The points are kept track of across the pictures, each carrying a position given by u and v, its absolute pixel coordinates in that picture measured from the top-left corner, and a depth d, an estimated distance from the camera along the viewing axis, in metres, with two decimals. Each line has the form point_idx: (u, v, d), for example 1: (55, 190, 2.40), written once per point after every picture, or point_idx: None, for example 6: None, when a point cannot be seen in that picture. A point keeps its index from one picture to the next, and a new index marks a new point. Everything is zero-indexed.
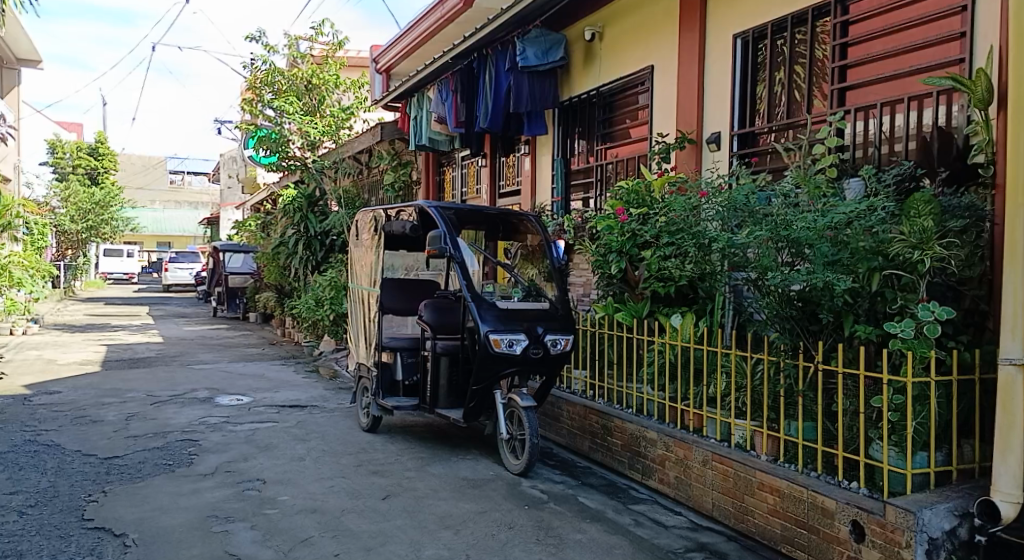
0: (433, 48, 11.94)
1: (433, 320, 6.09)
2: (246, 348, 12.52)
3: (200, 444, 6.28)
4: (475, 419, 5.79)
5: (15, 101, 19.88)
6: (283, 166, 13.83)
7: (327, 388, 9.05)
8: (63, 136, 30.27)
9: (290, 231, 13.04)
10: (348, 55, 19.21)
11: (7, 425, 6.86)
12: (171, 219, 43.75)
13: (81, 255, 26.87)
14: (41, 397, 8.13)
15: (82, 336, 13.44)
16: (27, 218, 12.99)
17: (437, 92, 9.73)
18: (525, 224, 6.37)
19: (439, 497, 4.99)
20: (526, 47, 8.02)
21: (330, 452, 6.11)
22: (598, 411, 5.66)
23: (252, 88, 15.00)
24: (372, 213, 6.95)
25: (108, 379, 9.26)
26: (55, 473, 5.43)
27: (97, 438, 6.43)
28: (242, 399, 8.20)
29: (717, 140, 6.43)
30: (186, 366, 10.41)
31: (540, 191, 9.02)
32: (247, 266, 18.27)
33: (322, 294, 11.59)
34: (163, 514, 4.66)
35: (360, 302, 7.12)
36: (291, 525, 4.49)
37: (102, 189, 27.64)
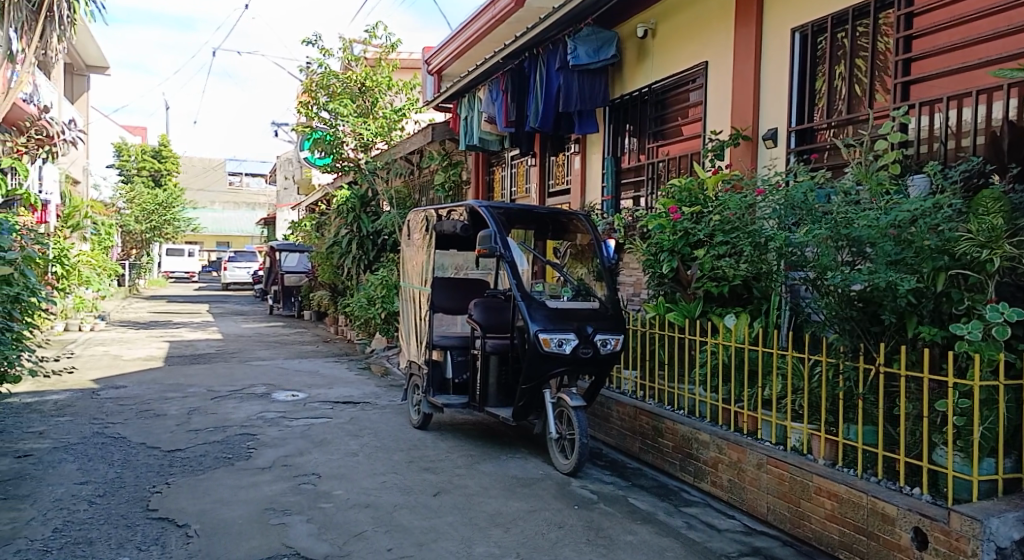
0: (484, 49, 12.00)
1: (482, 319, 6.12)
2: (302, 345, 12.79)
3: (258, 439, 6.43)
4: (525, 417, 5.79)
5: (84, 106, 20.66)
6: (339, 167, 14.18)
7: (379, 385, 9.18)
8: (128, 140, 31.35)
9: (344, 231, 13.26)
10: (401, 57, 19.46)
11: (77, 418, 7.14)
12: (230, 220, 44.95)
13: (145, 254, 27.79)
14: (108, 391, 8.44)
15: (146, 332, 13.90)
16: (95, 219, 13.49)
17: (488, 92, 9.77)
18: (575, 223, 6.36)
19: (489, 495, 5.02)
20: (577, 45, 7.99)
21: (382, 448, 6.19)
22: (649, 412, 5.60)
23: (308, 91, 15.31)
24: (423, 213, 7.02)
25: (171, 374, 9.56)
26: (122, 465, 5.63)
27: (161, 431, 6.64)
28: (297, 395, 8.37)
29: (774, 136, 6.29)
30: (244, 362, 10.67)
31: (590, 190, 8.98)
32: (303, 265, 18.66)
33: (374, 293, 11.74)
34: (223, 506, 4.78)
35: (411, 301, 7.19)
36: (346, 520, 4.57)
37: (165, 191, 28.56)
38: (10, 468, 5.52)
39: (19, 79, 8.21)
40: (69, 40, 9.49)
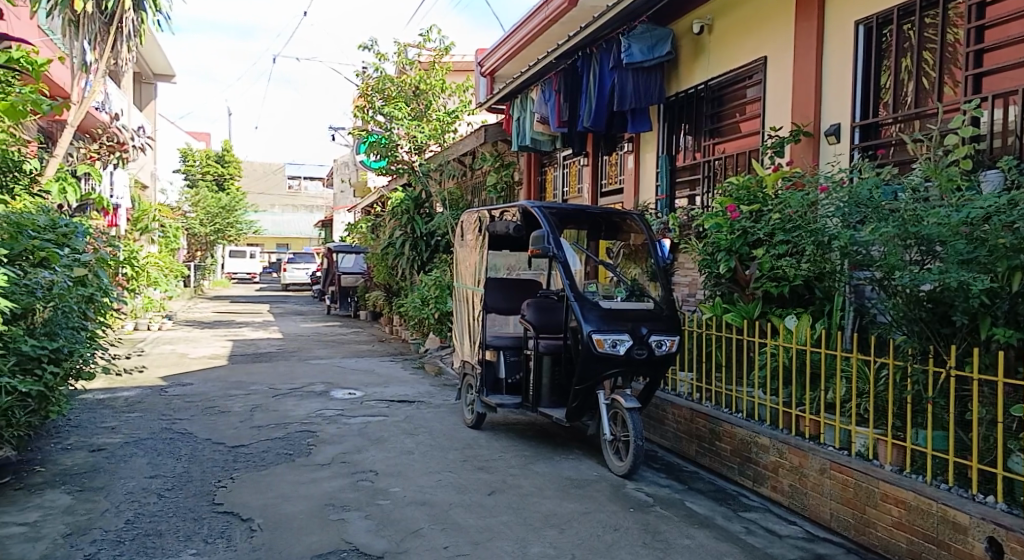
0: (537, 50, 12.00)
1: (536, 320, 6.11)
2: (358, 344, 13.01)
3: (317, 436, 6.56)
4: (579, 418, 5.76)
5: (152, 113, 21.41)
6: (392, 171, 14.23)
7: (433, 384, 9.27)
8: (193, 147, 32.37)
9: (398, 232, 13.44)
10: (454, 60, 19.64)
11: (147, 414, 7.40)
12: (289, 222, 46.04)
13: (209, 256, 28.67)
14: (175, 388, 8.72)
15: (211, 331, 14.33)
16: (163, 221, 13.96)
17: (541, 92, 9.77)
18: (629, 223, 6.32)
19: (544, 495, 5.01)
20: (631, 43, 7.90)
21: (437, 447, 6.25)
22: (706, 415, 5.52)
23: (364, 95, 15.57)
24: (477, 214, 7.07)
25: (234, 372, 9.83)
26: (189, 460, 5.81)
27: (226, 427, 6.84)
28: (355, 393, 8.52)
29: (837, 132, 6.11)
30: (303, 361, 10.91)
31: (644, 190, 8.88)
32: (358, 266, 18.98)
33: (428, 293, 11.85)
34: (285, 501, 4.89)
35: (465, 302, 7.24)
36: (402, 517, 4.62)
37: (228, 195, 29.44)
38: (86, 461, 5.75)
39: (93, 88, 8.56)
40: (138, 48, 9.80)
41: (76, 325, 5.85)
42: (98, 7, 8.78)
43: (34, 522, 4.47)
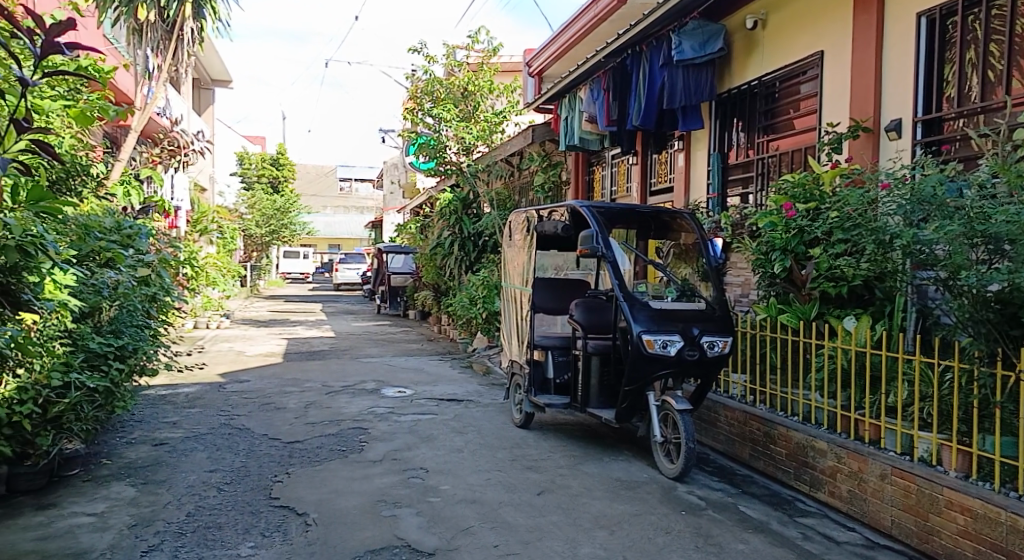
0: (585, 49, 11.95)
1: (584, 320, 6.07)
2: (408, 343, 13.14)
3: (369, 433, 6.65)
4: (628, 420, 5.71)
5: (211, 118, 22.01)
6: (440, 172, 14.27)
7: (481, 383, 9.31)
8: (248, 150, 33.17)
9: (446, 233, 13.53)
10: (502, 60, 19.71)
11: (207, 409, 7.61)
12: (340, 223, 46.81)
13: (264, 257, 29.33)
14: (233, 384, 8.95)
15: (266, 330, 14.66)
16: (221, 223, 14.33)
17: (589, 91, 9.72)
18: (679, 222, 6.24)
19: (593, 496, 4.99)
20: (681, 40, 7.80)
21: (486, 446, 6.27)
22: (759, 418, 5.42)
23: (413, 97, 15.72)
24: (524, 214, 7.07)
25: (288, 369, 10.04)
26: (247, 454, 5.95)
27: (281, 423, 6.98)
28: (405, 391, 8.61)
29: (897, 127, 5.93)
30: (355, 359, 11.07)
31: (695, 188, 8.77)
32: (408, 266, 19.20)
33: (475, 293, 11.90)
34: (338, 496, 4.97)
35: (512, 301, 7.25)
36: (453, 515, 4.65)
37: (282, 197, 30.09)
38: (149, 455, 5.94)
39: (155, 94, 8.83)
40: (197, 54, 10.07)
41: (140, 324, 6.06)
42: (160, 15, 9.06)
43: (102, 513, 4.63)
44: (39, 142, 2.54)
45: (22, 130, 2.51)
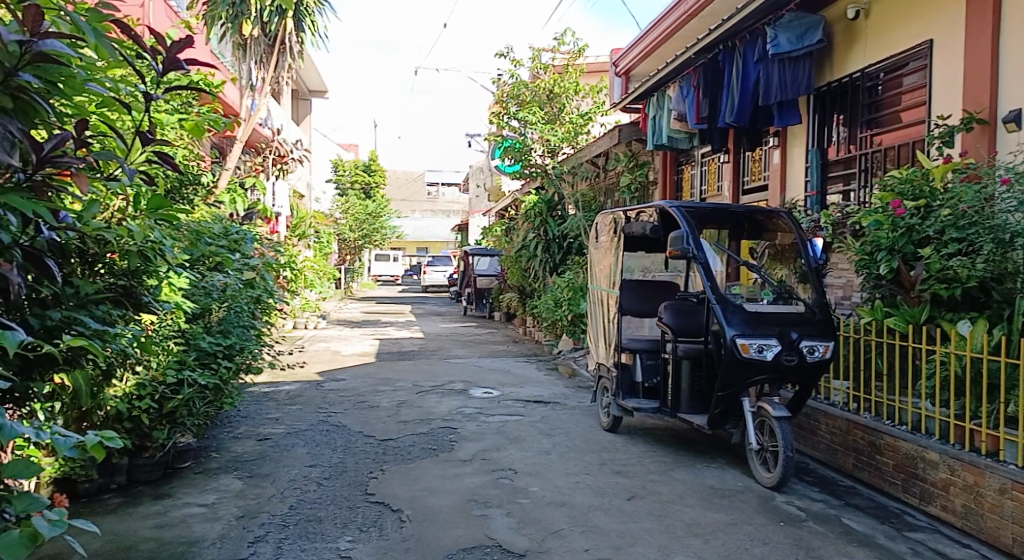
0: (674, 46, 11.75)
1: (674, 323, 5.96)
2: (494, 345, 13.25)
3: (459, 432, 6.74)
4: (722, 426, 5.56)
5: (308, 128, 22.86)
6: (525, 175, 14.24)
7: (568, 385, 9.28)
8: (341, 157, 34.24)
9: (531, 235, 13.59)
10: (587, 61, 19.63)
11: (306, 406, 7.89)
12: (427, 226, 47.77)
13: (356, 260, 30.22)
14: (330, 382, 9.26)
15: (360, 331, 15.10)
16: (318, 228, 14.84)
17: (679, 89, 9.59)
18: (775, 222, 6.03)
19: (686, 504, 4.89)
20: (778, 33, 7.53)
21: (575, 449, 6.25)
22: (863, 426, 5.20)
23: (499, 101, 15.84)
24: (612, 215, 7.02)
25: (381, 369, 10.29)
26: (344, 451, 6.14)
27: (375, 421, 7.16)
28: (492, 392, 8.67)
29: (1016, 119, 5.59)
30: (443, 359, 11.26)
31: (791, 187, 8.49)
32: (493, 268, 19.40)
33: (561, 295, 11.86)
34: (431, 494, 5.06)
35: (599, 304, 7.19)
36: (543, 517, 4.65)
37: (373, 202, 30.93)
38: (254, 449, 6.20)
39: (258, 106, 9.23)
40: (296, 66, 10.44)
41: (246, 324, 6.34)
42: (263, 30, 9.46)
43: (212, 504, 4.88)
44: (161, 153, 2.72)
45: (147, 142, 2.68)
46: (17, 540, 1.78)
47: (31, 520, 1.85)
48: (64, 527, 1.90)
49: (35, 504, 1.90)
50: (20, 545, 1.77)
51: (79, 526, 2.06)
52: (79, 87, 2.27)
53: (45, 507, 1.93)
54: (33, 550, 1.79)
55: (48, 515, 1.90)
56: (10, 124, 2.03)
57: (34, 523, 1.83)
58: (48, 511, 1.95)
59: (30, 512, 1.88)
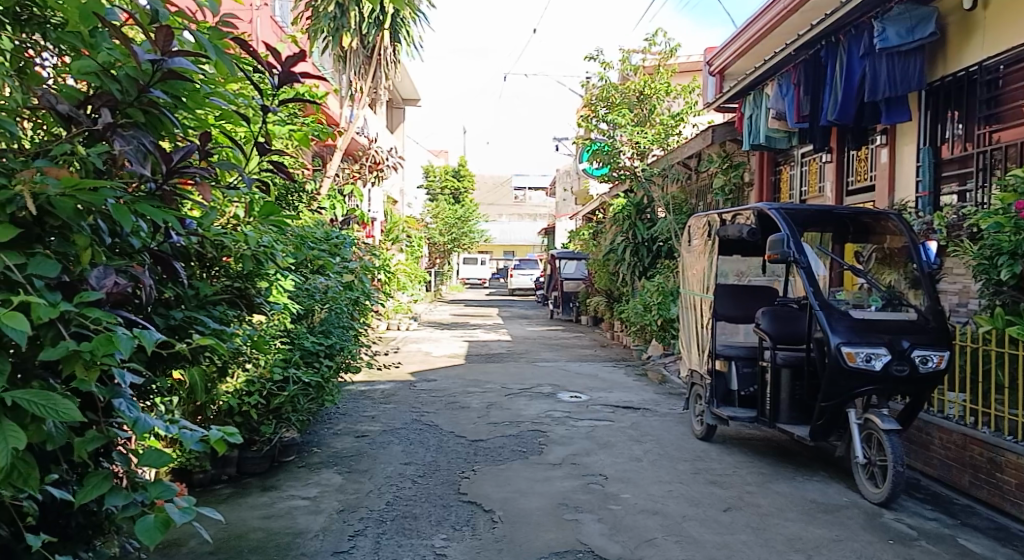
0: (772, 43, 11.41)
1: (771, 329, 5.78)
2: (582, 349, 13.19)
3: (548, 436, 6.74)
4: (825, 438, 5.31)
5: (401, 135, 23.41)
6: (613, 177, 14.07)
7: (658, 391, 9.14)
8: (432, 163, 34.87)
9: (619, 238, 13.52)
10: (679, 61, 19.29)
11: (399, 405, 8.09)
12: (515, 230, 48.08)
13: (445, 264, 30.72)
14: (422, 383, 9.45)
15: (449, 333, 15.34)
16: (410, 232, 15.18)
17: (777, 87, 9.32)
18: (884, 224, 5.76)
19: (786, 517, 4.72)
20: (885, 27, 7.20)
21: (666, 456, 6.14)
22: (982, 442, 4.90)
23: (588, 105, 15.51)
24: (706, 218, 6.90)
25: (470, 371, 10.42)
26: (436, 450, 6.25)
27: (466, 422, 7.26)
28: (580, 397, 8.63)
29: None
30: (531, 363, 11.29)
31: (900, 187, 8.09)
32: (580, 272, 19.33)
33: (650, 299, 11.69)
34: (522, 496, 5.08)
35: (693, 309, 7.06)
36: (635, 524, 4.60)
37: (462, 206, 31.37)
38: (352, 445, 6.40)
39: (356, 116, 9.52)
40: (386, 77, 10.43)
41: (345, 325, 6.56)
42: (361, 42, 9.75)
43: (314, 497, 5.06)
44: (277, 162, 2.91)
45: (263, 153, 2.88)
46: (153, 524, 1.91)
47: (164, 506, 1.97)
48: (194, 513, 2.01)
49: (167, 491, 2.00)
50: (154, 529, 1.90)
51: (207, 513, 2.17)
52: (202, 100, 2.38)
53: (176, 494, 2.04)
54: (166, 535, 1.91)
55: (178, 502, 2.01)
56: (143, 137, 2.21)
57: (167, 508, 1.95)
58: (179, 496, 2.07)
59: (162, 498, 1.98)
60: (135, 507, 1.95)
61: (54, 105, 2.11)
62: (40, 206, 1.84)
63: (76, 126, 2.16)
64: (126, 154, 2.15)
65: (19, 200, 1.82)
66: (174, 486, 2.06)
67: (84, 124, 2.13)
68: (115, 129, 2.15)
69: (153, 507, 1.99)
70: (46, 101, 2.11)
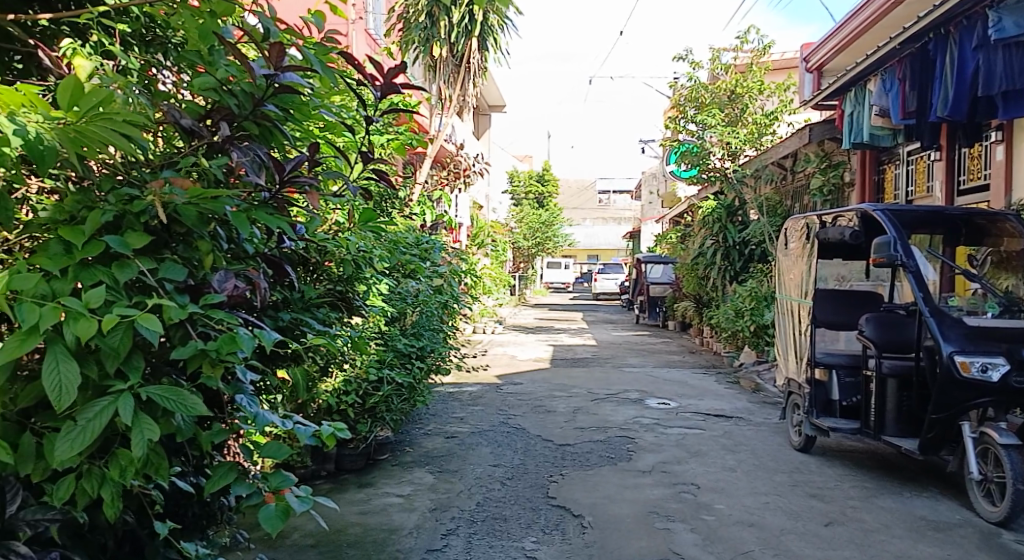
0: (875, 37, 10.92)
1: (876, 336, 5.53)
2: (670, 355, 12.98)
3: (637, 442, 6.67)
4: (935, 453, 5.01)
5: (486, 141, 23.68)
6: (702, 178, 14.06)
7: (751, 400, 8.89)
8: (518, 168, 35.08)
9: (709, 242, 13.39)
10: (772, 59, 18.73)
11: (487, 407, 8.18)
12: (600, 235, 47.89)
13: (530, 268, 30.83)
14: (508, 386, 9.52)
15: (534, 336, 15.40)
16: (496, 237, 15.32)
17: (881, 82, 8.93)
18: (1001, 226, 5.43)
19: (892, 534, 4.51)
20: (1001, 16, 6.58)
21: (762, 467, 5.97)
22: None
23: (676, 106, 15.08)
24: (804, 220, 6.66)
25: (556, 375, 10.42)
26: (524, 453, 6.28)
27: (553, 426, 7.27)
28: (669, 404, 8.49)
29: None
30: (618, 368, 11.20)
31: (1019, 185, 7.61)
32: (668, 276, 19.03)
33: (742, 304, 11.39)
34: (612, 502, 5.04)
35: (790, 315, 6.84)
36: (730, 535, 4.49)
37: (547, 211, 31.42)
38: (442, 446, 6.51)
39: (445, 124, 9.69)
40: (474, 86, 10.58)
41: (435, 327, 6.69)
42: (451, 51, 9.92)
43: (407, 495, 5.18)
44: (379, 170, 3.03)
45: (367, 161, 3.01)
46: (274, 513, 1.99)
47: (283, 496, 2.06)
48: (310, 503, 2.10)
49: (285, 481, 2.09)
50: (276, 517, 1.98)
51: (323, 502, 2.26)
52: (309, 112, 2.52)
53: (294, 484, 2.12)
54: (286, 523, 1.99)
55: (296, 492, 2.10)
56: (259, 149, 2.32)
57: (286, 498, 2.04)
58: (295, 487, 2.16)
59: (281, 488, 2.07)
60: (257, 497, 2.06)
61: (177, 119, 2.25)
62: (169, 215, 1.98)
63: (197, 139, 2.29)
64: (243, 165, 2.27)
65: (151, 210, 1.96)
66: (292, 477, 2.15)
67: (206, 137, 2.26)
68: (232, 141, 2.29)
69: (272, 497, 2.09)
70: (171, 116, 2.24)
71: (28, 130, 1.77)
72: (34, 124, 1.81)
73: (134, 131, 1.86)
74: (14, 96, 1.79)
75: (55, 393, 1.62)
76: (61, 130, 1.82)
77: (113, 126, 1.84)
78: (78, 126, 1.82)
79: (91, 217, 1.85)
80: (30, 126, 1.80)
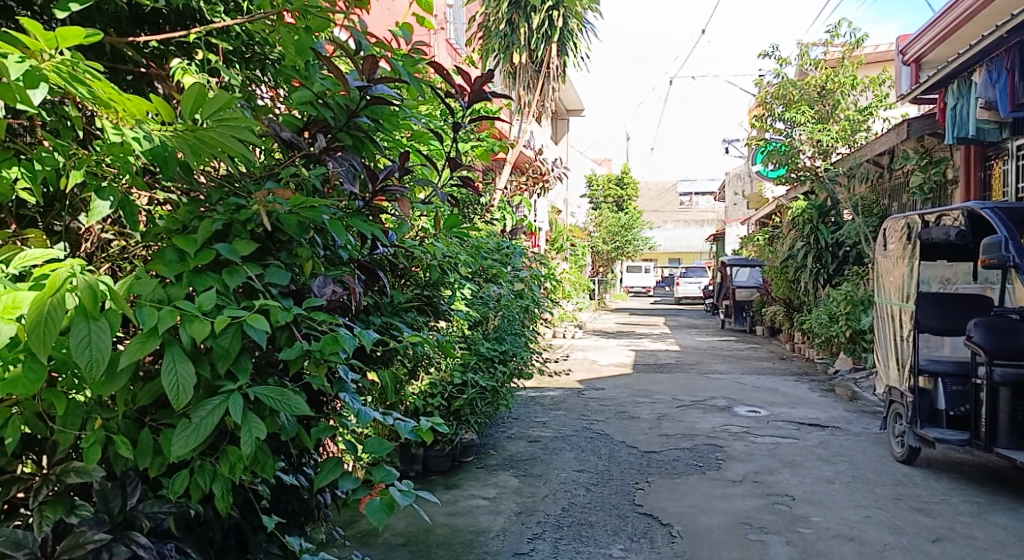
0: (980, 26, 10.34)
1: (986, 342, 5.19)
2: (759, 361, 12.62)
3: (726, 451, 6.51)
4: None
5: (564, 145, 23.62)
6: (792, 178, 13.68)
7: (847, 409, 8.53)
8: (598, 172, 34.82)
9: (800, 243, 13.07)
10: (865, 52, 17.98)
11: (570, 412, 8.15)
12: (682, 238, 47.14)
13: (610, 273, 30.58)
14: (591, 391, 9.46)
15: (616, 341, 15.26)
16: (574, 241, 15.26)
17: (986, 73, 8.44)
18: None
19: (1008, 553, 4.24)
20: None
21: (861, 480, 5.72)
22: None
23: (763, 104, 14.44)
24: (904, 220, 6.36)
25: (640, 381, 10.28)
26: (609, 459, 6.23)
27: (638, 432, 7.17)
28: (759, 412, 8.24)
29: None
30: (703, 374, 10.96)
31: None
32: (754, 279, 18.56)
33: (836, 309, 10.97)
34: (702, 512, 4.94)
35: (890, 319, 6.56)
36: (829, 549, 4.32)
37: (627, 214, 31.11)
38: (527, 450, 6.53)
39: (524, 128, 9.72)
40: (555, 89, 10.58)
41: (517, 331, 6.72)
42: (530, 57, 9.97)
43: (494, 499, 5.22)
44: (466, 177, 3.09)
45: (455, 168, 3.06)
46: (380, 506, 2.04)
47: (386, 490, 2.11)
48: (412, 498, 2.15)
49: (388, 475, 2.13)
50: (382, 511, 2.03)
51: (423, 497, 2.29)
52: (399, 122, 2.53)
53: (395, 478, 2.18)
54: (391, 516, 2.04)
55: (398, 487, 2.15)
56: (353, 159, 2.42)
57: (390, 492, 2.09)
58: (398, 482, 2.21)
59: (384, 482, 2.12)
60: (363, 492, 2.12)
61: (278, 132, 2.32)
62: (273, 224, 2.05)
63: (296, 150, 2.36)
64: (340, 174, 2.37)
65: (256, 218, 2.03)
66: (394, 473, 2.20)
67: (304, 149, 2.34)
68: (329, 152, 2.37)
69: (377, 491, 2.14)
70: (272, 129, 2.32)
71: (154, 138, 1.88)
72: (157, 132, 1.89)
73: (249, 138, 1.88)
74: (142, 103, 1.81)
75: (174, 391, 1.70)
76: (183, 136, 1.87)
77: (231, 132, 1.87)
78: (199, 132, 1.85)
79: (203, 226, 1.95)
80: (153, 135, 1.87)
